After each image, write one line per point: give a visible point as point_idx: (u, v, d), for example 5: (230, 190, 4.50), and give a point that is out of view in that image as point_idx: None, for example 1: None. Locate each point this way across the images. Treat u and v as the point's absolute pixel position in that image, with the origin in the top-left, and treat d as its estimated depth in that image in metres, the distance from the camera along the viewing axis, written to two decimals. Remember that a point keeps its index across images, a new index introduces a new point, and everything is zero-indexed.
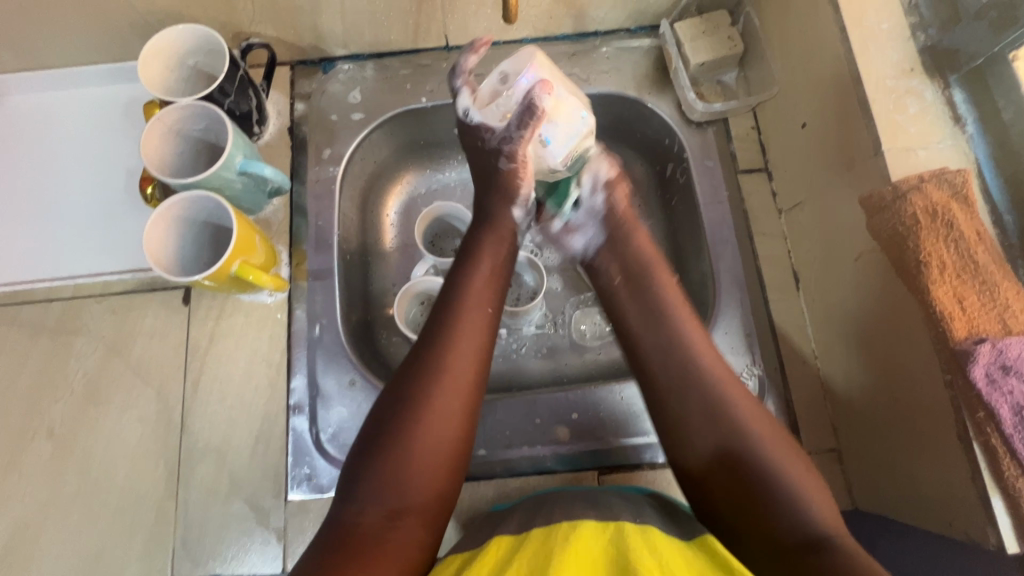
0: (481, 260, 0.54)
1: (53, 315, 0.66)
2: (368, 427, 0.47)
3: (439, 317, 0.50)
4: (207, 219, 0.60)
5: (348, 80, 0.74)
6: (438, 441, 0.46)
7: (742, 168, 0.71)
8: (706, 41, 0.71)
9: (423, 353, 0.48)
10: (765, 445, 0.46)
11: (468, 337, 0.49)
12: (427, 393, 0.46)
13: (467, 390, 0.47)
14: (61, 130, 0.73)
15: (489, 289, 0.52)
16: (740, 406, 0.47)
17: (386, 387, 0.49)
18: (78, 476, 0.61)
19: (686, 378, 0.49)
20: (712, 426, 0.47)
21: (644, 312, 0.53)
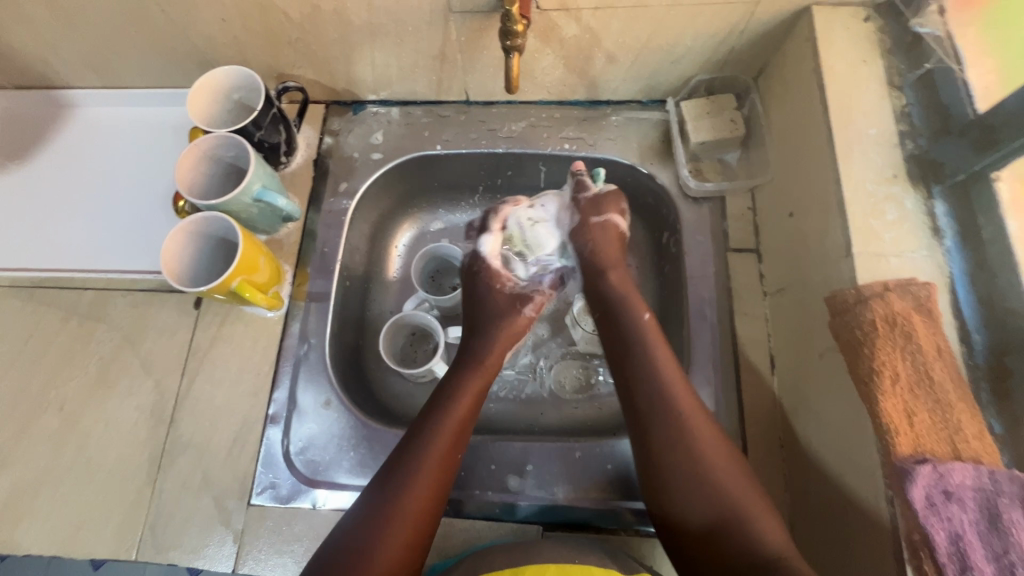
0: (463, 388, 0.63)
1: (84, 301, 0.74)
2: (337, 539, 0.52)
3: (416, 441, 0.58)
4: (221, 237, 0.66)
5: (374, 122, 0.82)
6: (394, 555, 0.51)
7: (733, 246, 0.72)
8: (709, 121, 0.73)
9: (401, 470, 0.56)
10: (726, 483, 0.54)
11: (438, 459, 0.57)
12: (396, 510, 0.53)
13: (432, 505, 0.55)
14: (123, 141, 0.83)
15: (463, 416, 0.61)
16: (713, 465, 0.54)
17: (359, 501, 0.55)
18: (76, 450, 0.68)
19: (681, 431, 0.56)
20: (686, 466, 0.55)
21: (643, 371, 0.59)
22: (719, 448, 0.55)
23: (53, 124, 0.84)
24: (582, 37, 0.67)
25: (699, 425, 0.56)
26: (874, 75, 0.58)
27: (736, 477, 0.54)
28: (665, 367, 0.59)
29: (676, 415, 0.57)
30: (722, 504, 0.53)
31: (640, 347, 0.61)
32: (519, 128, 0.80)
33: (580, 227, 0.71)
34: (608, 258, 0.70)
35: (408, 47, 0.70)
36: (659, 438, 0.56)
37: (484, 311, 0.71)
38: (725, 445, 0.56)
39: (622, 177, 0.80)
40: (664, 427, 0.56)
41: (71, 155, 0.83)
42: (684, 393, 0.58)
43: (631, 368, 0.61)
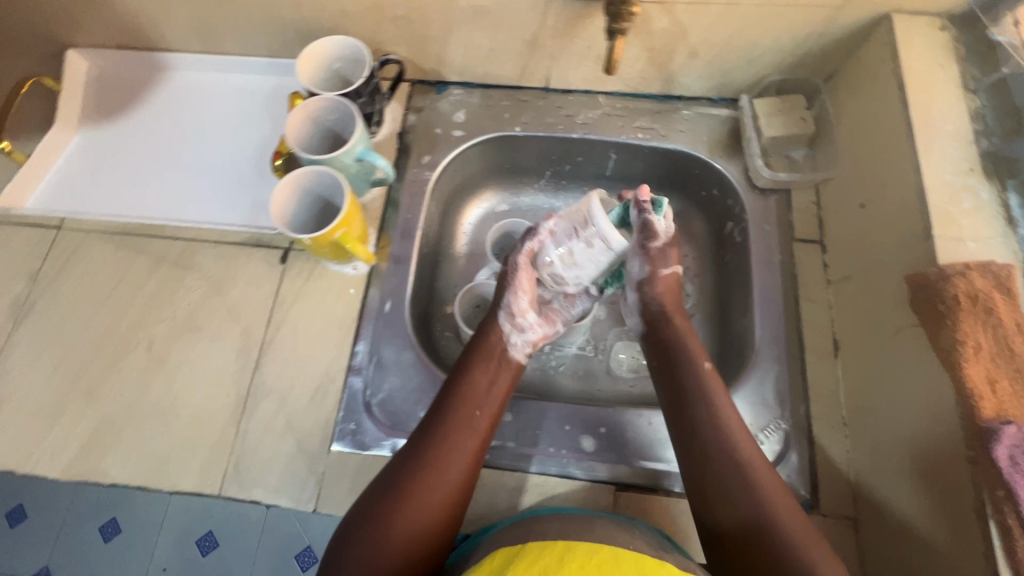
0: (478, 372, 0.66)
1: (174, 251, 0.78)
2: (365, 500, 0.58)
3: (436, 420, 0.62)
4: (323, 192, 0.70)
5: (456, 102, 0.86)
6: (417, 522, 0.56)
7: (798, 237, 0.76)
8: (781, 118, 0.78)
9: (422, 445, 0.60)
10: (787, 520, 0.55)
11: (458, 436, 0.61)
12: (415, 477, 0.58)
13: (451, 482, 0.58)
14: (213, 104, 0.87)
15: (484, 399, 0.64)
16: (761, 488, 0.57)
17: (385, 469, 0.60)
18: (163, 390, 0.70)
19: (736, 469, 0.58)
20: (749, 500, 0.56)
21: (705, 410, 0.62)
22: (773, 481, 0.58)
23: (150, 85, 0.88)
24: (670, 30, 0.72)
25: (756, 466, 0.58)
26: (950, 77, 0.63)
27: (789, 508, 0.56)
28: (725, 411, 0.62)
29: (734, 453, 0.59)
30: (779, 540, 0.54)
31: (698, 390, 0.63)
32: (595, 115, 0.84)
33: (649, 278, 0.70)
34: (670, 304, 0.71)
35: (504, 31, 0.75)
36: (719, 466, 0.59)
37: (499, 298, 0.72)
38: (778, 485, 0.58)
39: (690, 168, 0.84)
40: (708, 448, 0.60)
41: (164, 114, 0.87)
42: (736, 427, 0.61)
43: (685, 397, 0.63)
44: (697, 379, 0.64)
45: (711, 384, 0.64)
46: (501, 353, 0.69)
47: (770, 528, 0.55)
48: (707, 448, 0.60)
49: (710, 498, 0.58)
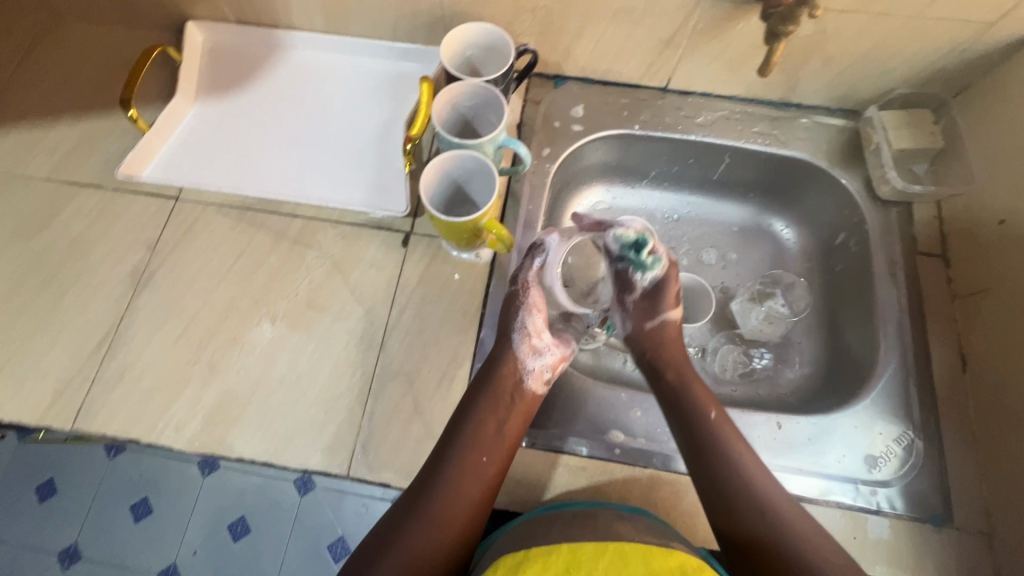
0: (484, 413, 0.63)
1: (294, 228, 0.77)
2: (375, 535, 0.59)
3: (442, 460, 0.62)
4: (462, 178, 0.70)
5: (575, 97, 0.86)
6: (426, 557, 0.57)
7: (921, 250, 0.76)
8: (909, 131, 0.78)
9: (420, 482, 0.61)
10: (790, 523, 0.59)
11: (454, 470, 0.61)
12: (419, 517, 0.59)
13: (459, 521, 0.59)
14: (329, 84, 0.87)
15: (489, 442, 0.62)
16: (777, 535, 0.58)
17: (394, 507, 0.61)
18: (287, 366, 0.70)
19: (733, 482, 0.60)
20: (758, 510, 0.59)
21: (698, 426, 0.63)
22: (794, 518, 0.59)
23: (266, 61, 0.88)
24: (812, 37, 0.72)
25: (755, 475, 0.61)
26: None
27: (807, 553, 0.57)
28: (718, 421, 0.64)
29: (739, 481, 0.60)
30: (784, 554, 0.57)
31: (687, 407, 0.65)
32: (715, 118, 0.85)
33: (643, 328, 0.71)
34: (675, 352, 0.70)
35: (642, 28, 0.75)
36: (733, 505, 0.60)
37: (506, 321, 0.68)
38: (783, 491, 0.61)
39: (805, 176, 0.84)
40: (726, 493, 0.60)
41: (281, 92, 0.86)
42: (732, 440, 0.63)
43: (682, 418, 0.65)
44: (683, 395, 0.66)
45: (699, 398, 0.66)
46: (517, 393, 0.65)
47: (774, 539, 0.58)
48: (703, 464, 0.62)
49: (719, 509, 0.60)
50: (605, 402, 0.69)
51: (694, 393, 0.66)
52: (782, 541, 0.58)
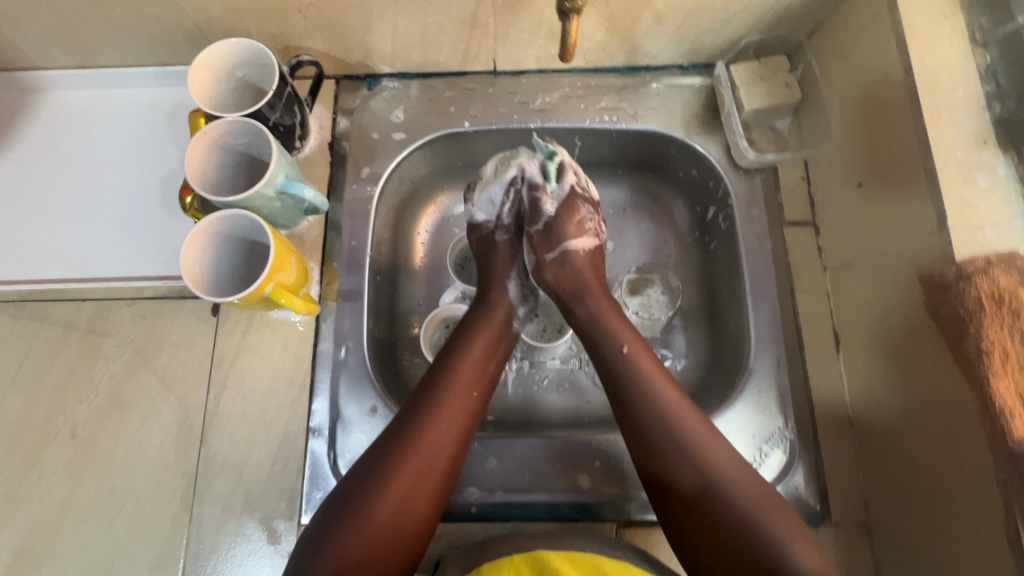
0: (474, 345, 0.60)
1: (83, 315, 0.66)
2: (351, 480, 0.52)
3: (426, 393, 0.56)
4: (242, 234, 0.60)
5: (392, 98, 0.74)
6: (407, 496, 0.51)
7: (788, 220, 0.69)
8: (763, 86, 0.68)
9: (411, 419, 0.54)
10: (747, 504, 0.49)
11: (451, 414, 0.55)
12: (403, 458, 0.52)
13: (444, 453, 0.54)
14: (106, 129, 0.74)
15: (477, 377, 0.58)
16: (722, 478, 0.51)
17: (374, 445, 0.54)
18: (97, 480, 0.61)
19: (687, 455, 0.52)
20: (693, 478, 0.51)
21: (634, 391, 0.55)
22: (729, 462, 0.52)
23: (26, 112, 0.74)
24: None
25: (708, 443, 0.52)
26: (957, 30, 0.54)
27: (749, 489, 0.50)
28: (663, 389, 0.55)
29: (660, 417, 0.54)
30: (733, 527, 0.49)
31: (632, 380, 0.56)
32: (554, 99, 0.73)
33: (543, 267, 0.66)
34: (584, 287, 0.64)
35: (435, 13, 0.63)
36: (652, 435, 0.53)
37: (499, 267, 0.67)
38: (733, 455, 0.52)
39: (664, 149, 0.75)
40: (655, 448, 0.53)
41: (51, 149, 0.74)
42: (695, 425, 0.53)
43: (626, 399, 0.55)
44: (625, 371, 0.56)
45: (651, 379, 0.55)
46: (500, 322, 0.63)
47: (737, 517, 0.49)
48: (650, 442, 0.53)
49: (663, 489, 0.52)
50: None
51: (643, 363, 0.57)
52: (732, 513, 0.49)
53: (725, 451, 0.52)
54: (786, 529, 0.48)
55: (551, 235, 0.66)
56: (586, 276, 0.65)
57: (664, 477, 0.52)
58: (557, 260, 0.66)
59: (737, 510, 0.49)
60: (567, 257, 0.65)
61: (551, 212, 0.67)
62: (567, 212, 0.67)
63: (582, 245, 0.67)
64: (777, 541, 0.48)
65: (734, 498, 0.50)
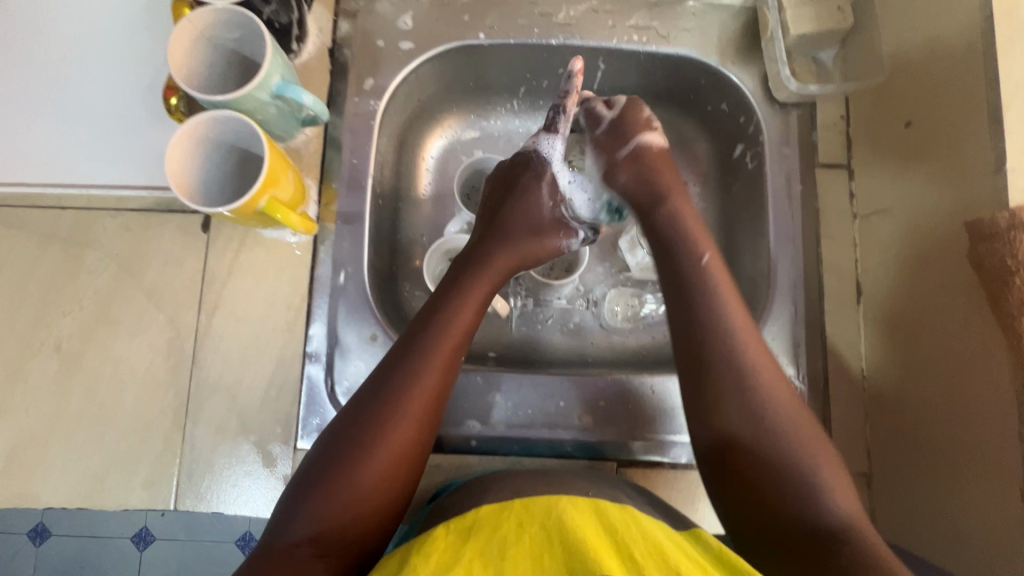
0: (467, 296, 0.55)
1: (64, 224, 0.62)
2: (333, 438, 0.47)
3: (416, 347, 0.51)
4: (234, 142, 0.55)
5: (399, 1, 0.66)
6: (400, 456, 0.47)
7: (822, 162, 0.65)
8: (812, 8, 0.62)
9: (400, 375, 0.49)
10: (797, 447, 0.47)
11: (443, 369, 0.51)
12: (388, 423, 0.47)
13: (436, 410, 0.50)
14: (81, 20, 0.67)
15: (467, 334, 0.54)
16: (773, 413, 0.48)
17: (356, 401, 0.49)
18: (86, 396, 0.60)
19: (741, 378, 0.49)
20: (742, 406, 0.48)
21: (702, 305, 0.52)
22: (784, 395, 0.49)
23: None
24: None
25: (767, 375, 0.50)
26: None
27: (800, 426, 0.48)
28: (733, 316, 0.52)
29: (720, 328, 0.51)
30: (772, 450, 0.47)
31: (704, 294, 0.53)
32: (579, 12, 0.66)
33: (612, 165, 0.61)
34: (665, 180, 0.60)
35: None
36: (710, 364, 0.50)
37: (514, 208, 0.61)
38: (788, 391, 0.50)
39: (695, 78, 0.68)
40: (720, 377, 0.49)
41: (17, 39, 0.66)
42: (741, 321, 0.52)
43: (698, 310, 0.52)
44: (699, 278, 0.53)
45: (714, 283, 0.53)
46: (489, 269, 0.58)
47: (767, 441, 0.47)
48: (710, 352, 0.50)
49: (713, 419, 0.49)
50: (457, 389, 0.60)
51: (712, 268, 0.54)
52: (767, 442, 0.47)
53: (782, 384, 0.50)
54: (828, 470, 0.46)
55: (616, 139, 0.61)
56: (664, 175, 0.60)
57: (717, 406, 0.49)
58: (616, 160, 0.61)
59: (777, 430, 0.47)
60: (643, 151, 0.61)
61: (609, 116, 0.62)
62: (630, 112, 0.62)
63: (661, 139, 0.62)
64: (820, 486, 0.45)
65: (781, 428, 0.47)
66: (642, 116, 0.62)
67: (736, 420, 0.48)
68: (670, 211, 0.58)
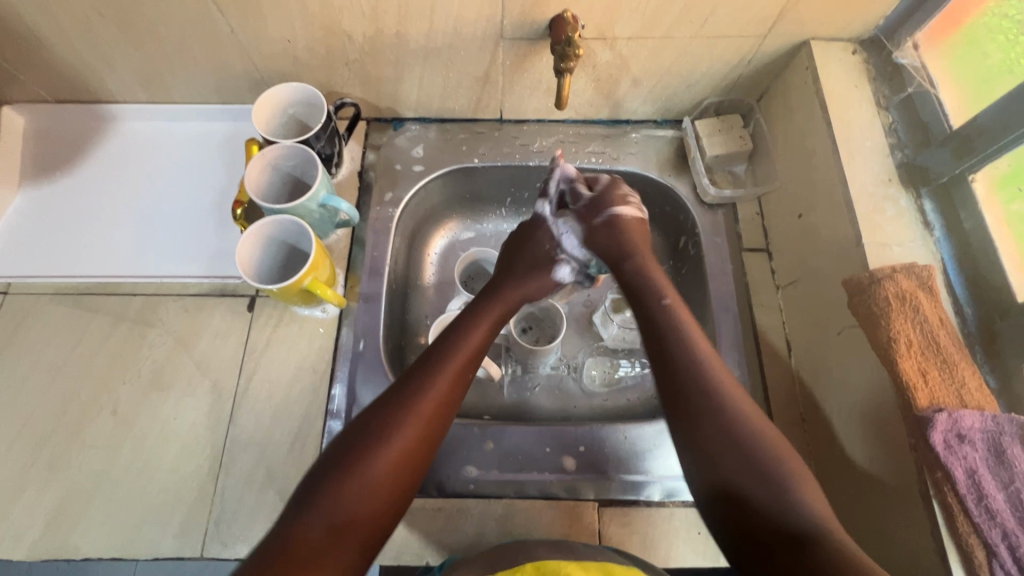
0: (469, 332, 0.66)
1: (134, 306, 0.76)
2: (347, 439, 0.54)
3: (422, 369, 0.60)
4: (284, 239, 0.71)
5: (413, 138, 0.87)
6: (405, 456, 0.54)
7: (746, 247, 0.81)
8: (721, 137, 0.83)
9: (410, 391, 0.58)
10: (770, 445, 0.52)
11: (446, 387, 0.60)
12: (399, 424, 0.55)
13: (438, 422, 0.58)
14: (167, 155, 0.87)
15: (467, 361, 0.63)
16: (754, 430, 0.53)
17: (369, 410, 0.57)
18: (133, 452, 0.68)
19: (710, 391, 0.56)
20: (713, 423, 0.54)
21: (678, 343, 0.60)
22: (760, 416, 0.55)
23: (99, 138, 0.88)
24: (613, 63, 0.75)
25: (734, 390, 0.56)
26: (865, 98, 0.70)
27: (775, 438, 0.53)
28: (703, 352, 0.59)
29: (690, 359, 0.58)
30: (742, 448, 0.52)
31: (674, 334, 0.61)
32: (550, 143, 0.87)
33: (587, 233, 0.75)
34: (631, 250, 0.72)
35: (456, 69, 0.77)
36: (688, 390, 0.56)
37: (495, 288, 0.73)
38: (764, 416, 0.55)
39: (642, 187, 0.87)
40: (693, 399, 0.55)
41: (119, 169, 0.86)
42: (709, 354, 0.59)
43: (671, 356, 0.59)
44: (665, 326, 0.62)
45: (681, 318, 0.62)
46: (490, 313, 0.69)
47: (739, 444, 0.52)
48: (684, 389, 0.56)
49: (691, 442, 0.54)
50: (457, 438, 0.70)
51: (682, 317, 0.62)
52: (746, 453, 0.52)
53: (755, 408, 0.56)
54: (790, 459, 0.51)
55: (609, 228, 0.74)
56: (635, 241, 0.73)
57: (698, 429, 0.54)
58: (594, 228, 0.75)
59: (757, 447, 0.52)
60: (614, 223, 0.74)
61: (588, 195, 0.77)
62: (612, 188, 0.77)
63: (632, 211, 0.75)
64: (790, 489, 0.49)
65: (759, 442, 0.52)
66: (618, 193, 0.76)
67: (713, 438, 0.53)
68: (636, 269, 0.69)
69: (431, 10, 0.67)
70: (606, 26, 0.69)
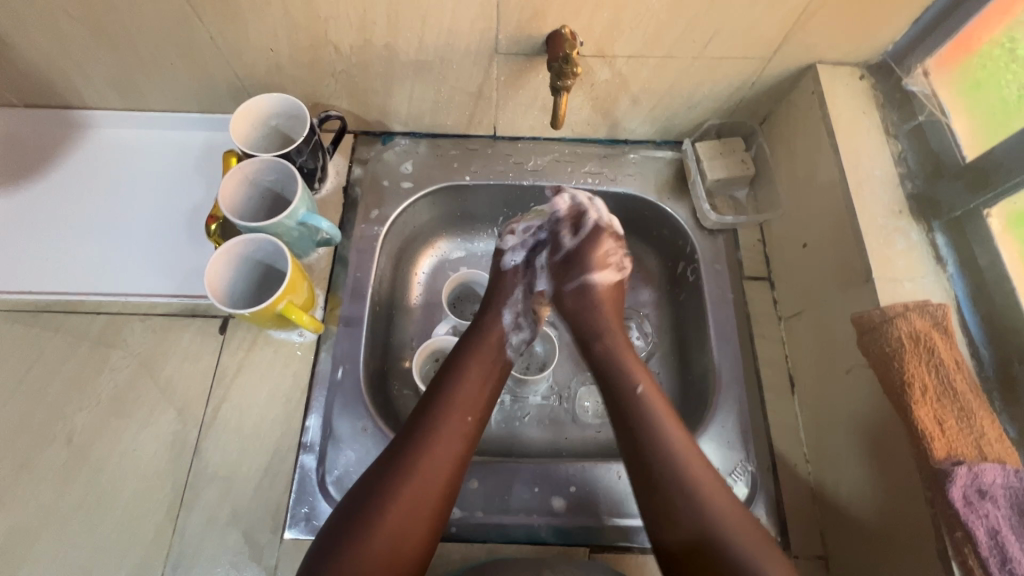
0: (470, 369, 0.63)
1: (96, 326, 0.71)
2: (349, 504, 0.53)
3: (422, 419, 0.58)
4: (260, 259, 0.67)
5: (403, 152, 0.84)
6: (410, 517, 0.52)
7: (747, 275, 0.78)
8: (722, 161, 0.80)
9: (409, 444, 0.56)
10: (737, 539, 0.52)
11: (446, 436, 0.57)
12: (397, 489, 0.53)
13: (445, 474, 0.55)
14: (142, 164, 0.82)
15: (472, 402, 0.60)
16: (720, 522, 0.53)
17: (372, 469, 0.55)
18: (86, 487, 0.63)
19: (682, 482, 0.55)
20: (689, 504, 0.54)
21: (643, 429, 0.58)
22: (727, 502, 0.54)
23: (70, 146, 0.83)
24: (612, 81, 0.72)
25: (698, 468, 0.56)
26: (873, 125, 0.68)
27: (740, 526, 0.53)
28: (670, 430, 0.58)
29: (649, 430, 0.58)
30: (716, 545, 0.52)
31: (639, 413, 0.59)
32: (545, 162, 0.84)
33: (561, 297, 0.72)
34: (596, 326, 0.68)
35: (448, 83, 0.74)
36: (656, 478, 0.55)
37: (501, 296, 0.70)
38: (726, 496, 0.55)
39: (641, 211, 0.84)
40: (663, 489, 0.55)
41: (89, 178, 0.82)
42: (673, 428, 0.58)
43: (632, 434, 0.58)
44: (636, 404, 0.60)
45: (641, 383, 0.61)
46: (495, 342, 0.66)
47: (707, 534, 0.52)
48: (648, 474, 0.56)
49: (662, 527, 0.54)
50: None
51: (645, 389, 0.61)
52: (714, 537, 0.52)
53: (718, 486, 0.55)
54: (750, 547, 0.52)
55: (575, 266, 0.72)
56: (606, 317, 0.70)
57: (671, 516, 0.54)
58: (563, 293, 0.72)
59: (721, 541, 0.52)
60: (589, 289, 0.72)
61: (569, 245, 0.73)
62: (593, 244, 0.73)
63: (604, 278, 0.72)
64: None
65: (723, 536, 0.52)
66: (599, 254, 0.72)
67: (687, 527, 0.53)
68: (606, 350, 0.66)
69: (422, 21, 0.63)
70: (606, 43, 0.66)
